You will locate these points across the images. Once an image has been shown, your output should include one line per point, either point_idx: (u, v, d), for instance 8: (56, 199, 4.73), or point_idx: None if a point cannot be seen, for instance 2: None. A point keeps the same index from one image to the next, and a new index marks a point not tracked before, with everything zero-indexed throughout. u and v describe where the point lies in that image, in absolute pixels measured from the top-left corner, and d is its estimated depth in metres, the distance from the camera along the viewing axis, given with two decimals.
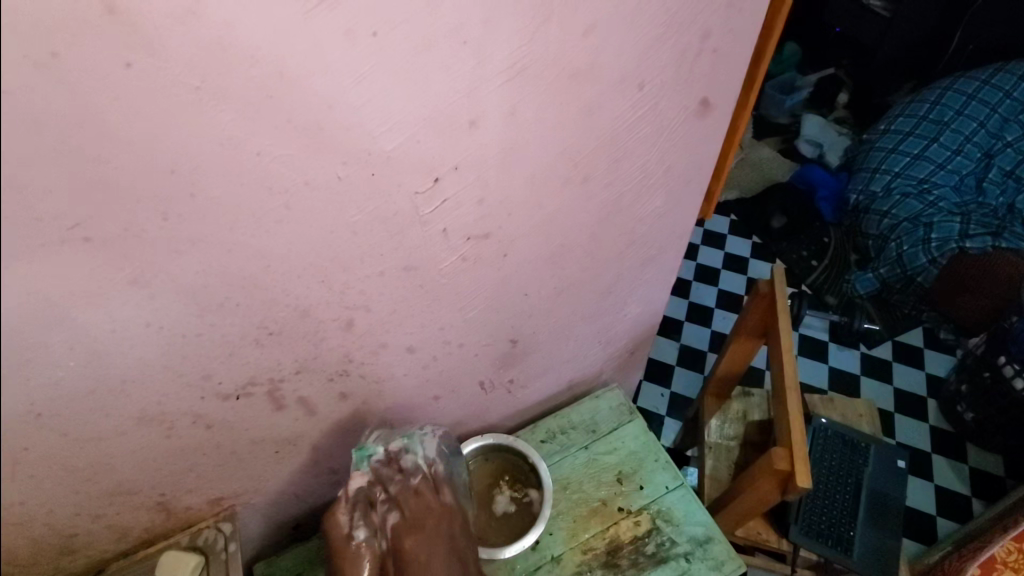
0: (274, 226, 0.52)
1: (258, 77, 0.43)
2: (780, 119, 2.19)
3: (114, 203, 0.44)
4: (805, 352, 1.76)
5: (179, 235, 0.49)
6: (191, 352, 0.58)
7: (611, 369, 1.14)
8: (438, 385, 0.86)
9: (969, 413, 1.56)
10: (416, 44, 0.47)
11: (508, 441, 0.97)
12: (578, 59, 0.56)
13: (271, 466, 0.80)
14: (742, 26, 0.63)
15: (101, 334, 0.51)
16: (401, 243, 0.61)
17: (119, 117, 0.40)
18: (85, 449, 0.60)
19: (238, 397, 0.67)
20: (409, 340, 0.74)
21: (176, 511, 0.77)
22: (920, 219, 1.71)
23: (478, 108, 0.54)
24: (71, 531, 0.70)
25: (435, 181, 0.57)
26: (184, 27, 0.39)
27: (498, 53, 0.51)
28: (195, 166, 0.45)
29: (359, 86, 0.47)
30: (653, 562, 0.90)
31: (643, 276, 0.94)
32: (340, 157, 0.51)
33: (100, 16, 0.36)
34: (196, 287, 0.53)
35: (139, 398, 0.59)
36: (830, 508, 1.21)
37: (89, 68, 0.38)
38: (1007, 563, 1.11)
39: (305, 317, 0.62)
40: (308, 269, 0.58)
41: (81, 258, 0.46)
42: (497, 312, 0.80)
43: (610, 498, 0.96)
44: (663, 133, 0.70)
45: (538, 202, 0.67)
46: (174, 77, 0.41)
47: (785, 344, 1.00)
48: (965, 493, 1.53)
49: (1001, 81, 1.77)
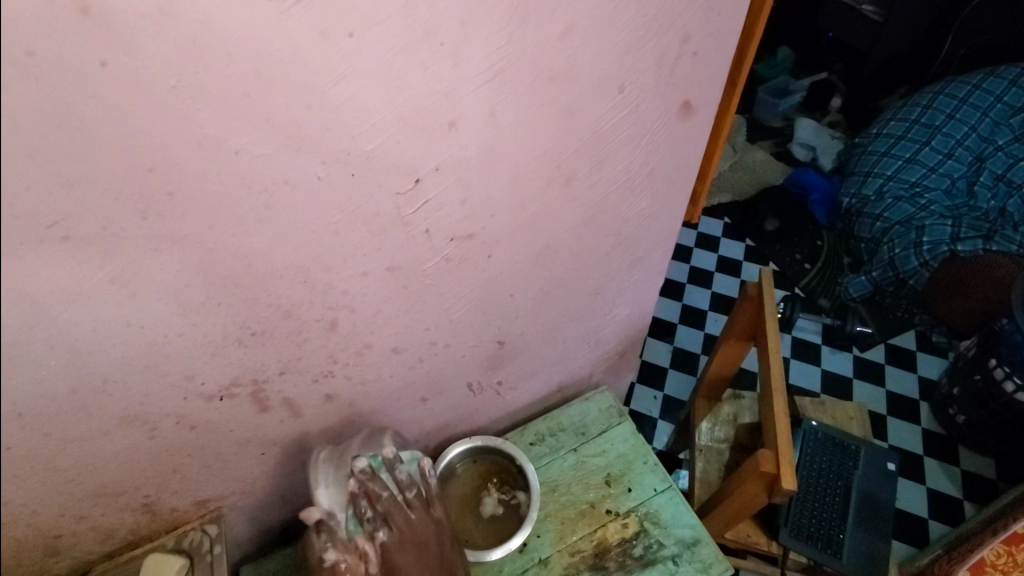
0: (255, 226, 0.52)
1: (233, 75, 0.43)
2: (774, 122, 2.20)
3: (91, 202, 0.44)
4: (797, 355, 1.76)
5: (159, 234, 0.49)
6: (173, 352, 0.58)
7: (601, 370, 1.14)
8: (425, 386, 0.86)
9: (961, 416, 1.56)
10: (394, 46, 0.47)
11: (496, 443, 0.97)
12: (556, 60, 0.56)
13: (258, 468, 0.81)
14: (722, 29, 0.64)
15: (82, 334, 0.52)
16: (383, 244, 0.61)
17: (95, 116, 0.41)
18: (68, 450, 0.60)
19: (222, 398, 0.67)
20: (395, 341, 0.75)
21: (160, 513, 0.77)
22: (913, 222, 1.72)
23: (457, 109, 0.54)
24: (54, 533, 0.69)
25: (416, 182, 0.58)
26: (156, 25, 0.39)
27: (476, 55, 0.52)
28: (172, 165, 0.45)
29: (338, 86, 0.47)
30: (640, 564, 0.90)
31: (631, 277, 0.94)
32: (319, 157, 0.51)
33: (74, 15, 0.37)
34: (177, 286, 0.53)
35: (121, 397, 0.59)
36: (820, 511, 1.21)
37: (64, 65, 0.38)
38: (997, 564, 1.11)
39: (288, 317, 0.62)
40: (289, 269, 0.58)
41: (61, 258, 0.46)
42: (482, 313, 0.80)
43: (598, 501, 0.96)
44: (647, 134, 0.71)
45: (522, 202, 0.68)
46: (151, 76, 0.41)
47: (773, 345, 1.00)
48: (957, 496, 1.53)
49: (992, 85, 1.78)
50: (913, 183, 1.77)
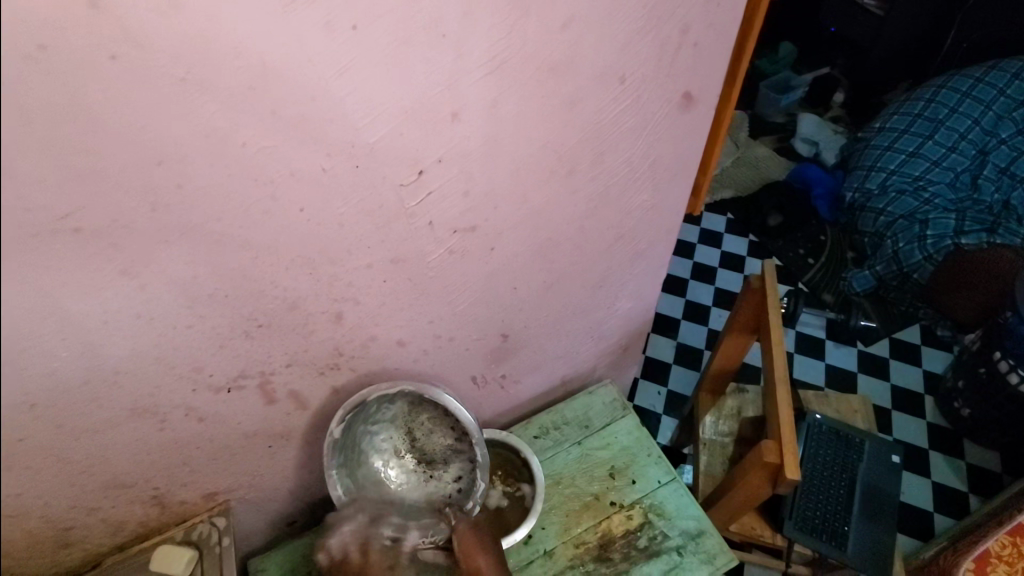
0: (260, 218, 0.53)
1: (240, 69, 0.44)
2: (777, 117, 2.21)
3: (100, 195, 0.45)
4: (801, 350, 1.77)
5: (167, 227, 0.50)
6: (181, 344, 0.59)
7: (605, 364, 1.15)
8: (429, 380, 0.87)
9: (966, 409, 1.56)
10: (398, 38, 0.48)
11: (501, 436, 0.97)
12: (557, 52, 0.57)
13: (264, 460, 0.81)
14: (722, 19, 0.64)
15: (93, 326, 0.52)
16: (387, 237, 0.62)
17: (106, 110, 0.41)
18: (80, 441, 0.61)
19: (230, 390, 0.68)
20: (400, 333, 0.75)
21: (169, 506, 0.78)
22: (916, 216, 1.71)
23: (460, 101, 0.55)
24: (66, 525, 0.71)
25: (420, 173, 0.58)
26: (167, 20, 0.40)
27: (477, 47, 0.52)
28: (181, 157, 0.46)
29: (341, 79, 0.48)
30: (645, 555, 0.91)
31: (634, 270, 0.95)
32: (324, 149, 0.52)
33: (85, 10, 0.38)
34: (185, 279, 0.54)
35: (131, 389, 0.60)
36: (825, 503, 1.21)
37: (76, 59, 0.39)
38: (1001, 556, 1.11)
39: (293, 309, 0.63)
40: (295, 261, 0.58)
41: (72, 249, 0.47)
42: (486, 306, 0.81)
43: (602, 493, 0.96)
44: (649, 126, 0.71)
45: (524, 195, 0.68)
46: (160, 69, 0.42)
47: (775, 337, 1.00)
48: (962, 489, 1.53)
49: (994, 78, 1.79)
50: (916, 178, 1.77)
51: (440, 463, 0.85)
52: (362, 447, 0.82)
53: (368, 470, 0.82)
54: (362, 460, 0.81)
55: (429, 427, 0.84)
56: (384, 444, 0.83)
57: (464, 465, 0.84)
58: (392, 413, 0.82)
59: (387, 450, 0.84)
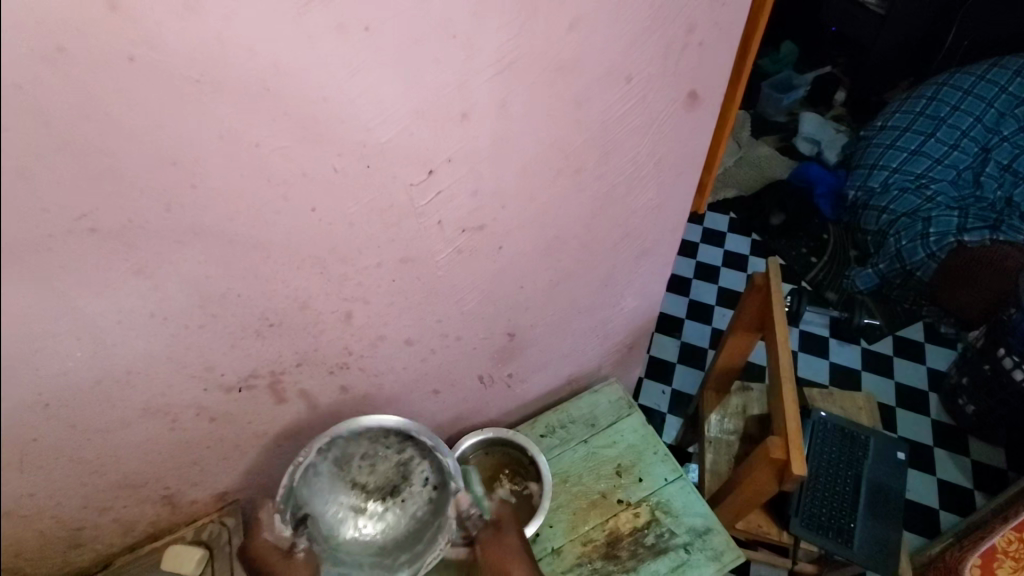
0: (273, 217, 0.54)
1: (253, 70, 0.45)
2: (778, 117, 2.21)
3: (115, 195, 0.46)
4: (804, 348, 1.77)
5: (181, 227, 0.50)
6: (193, 343, 0.60)
7: (610, 363, 1.15)
8: (437, 379, 0.88)
9: (970, 406, 1.56)
10: (408, 40, 0.49)
11: (509, 435, 0.98)
12: (565, 52, 0.57)
13: (275, 460, 0.82)
14: (726, 18, 0.64)
15: (106, 326, 0.53)
16: (396, 236, 0.63)
17: (122, 111, 0.42)
18: (92, 440, 0.62)
19: (241, 389, 0.68)
20: (408, 332, 0.76)
21: (180, 505, 0.79)
22: (919, 214, 1.72)
23: (469, 101, 0.56)
24: (77, 525, 0.71)
25: (429, 173, 0.59)
26: (182, 22, 0.40)
27: (485, 47, 0.53)
28: (195, 158, 0.47)
29: (352, 80, 0.49)
30: (653, 553, 0.91)
31: (639, 269, 0.95)
32: (335, 150, 0.52)
33: (105, 13, 0.38)
34: (198, 279, 0.54)
35: (143, 388, 0.61)
36: (831, 500, 1.21)
37: (93, 61, 0.39)
38: (1008, 551, 1.10)
39: (303, 309, 0.63)
40: (306, 261, 0.59)
41: (87, 248, 0.47)
42: (494, 305, 0.81)
43: (609, 491, 0.97)
44: (655, 125, 0.72)
45: (531, 194, 0.69)
46: (175, 71, 0.42)
47: (781, 335, 1.01)
48: (968, 486, 1.53)
49: (997, 75, 1.79)
50: (919, 175, 1.77)
51: (404, 482, 0.76)
52: (326, 527, 0.73)
53: (345, 544, 0.73)
54: (336, 538, 0.73)
55: (369, 463, 0.76)
56: (342, 510, 0.74)
57: (426, 468, 0.77)
58: (325, 479, 0.74)
59: (348, 513, 0.74)
